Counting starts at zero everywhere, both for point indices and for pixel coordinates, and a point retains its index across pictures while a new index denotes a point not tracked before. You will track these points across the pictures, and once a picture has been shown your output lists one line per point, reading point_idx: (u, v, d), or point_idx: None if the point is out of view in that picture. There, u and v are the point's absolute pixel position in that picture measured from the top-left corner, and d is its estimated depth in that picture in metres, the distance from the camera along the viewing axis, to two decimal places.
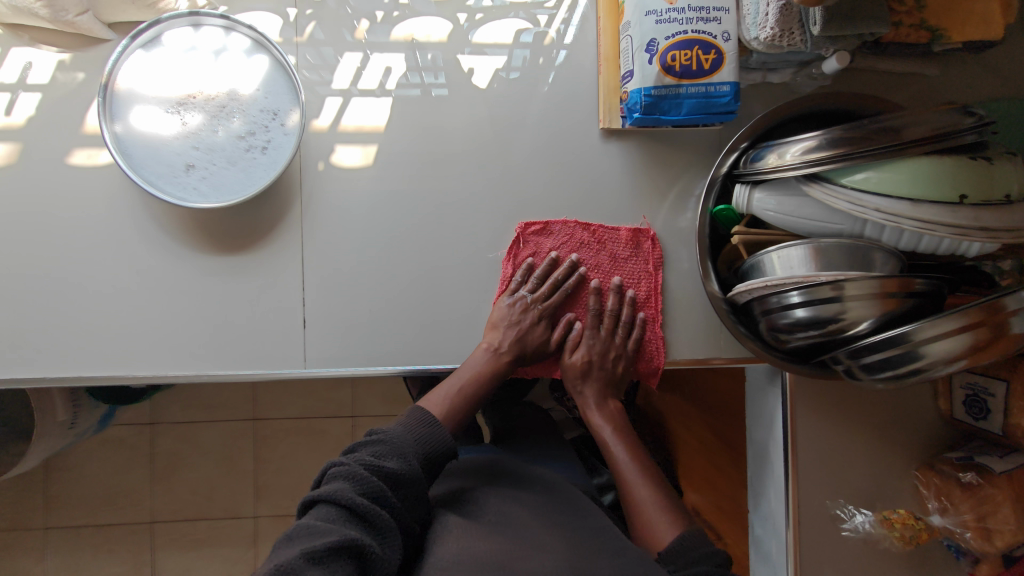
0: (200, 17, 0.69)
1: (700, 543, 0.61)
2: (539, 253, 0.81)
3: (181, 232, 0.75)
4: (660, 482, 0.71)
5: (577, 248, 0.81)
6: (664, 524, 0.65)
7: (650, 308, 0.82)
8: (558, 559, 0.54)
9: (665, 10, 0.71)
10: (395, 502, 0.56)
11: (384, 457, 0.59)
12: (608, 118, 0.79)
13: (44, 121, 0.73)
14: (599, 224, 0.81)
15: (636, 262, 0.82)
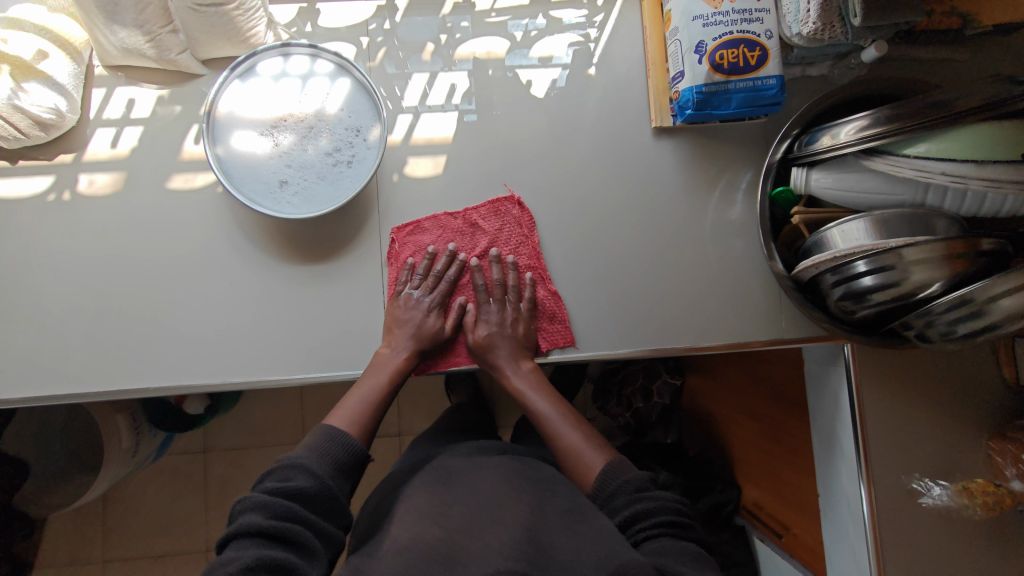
0: (289, 48, 0.76)
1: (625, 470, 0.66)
2: (418, 251, 0.83)
3: (268, 245, 0.81)
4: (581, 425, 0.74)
5: (453, 237, 0.84)
6: (594, 464, 0.68)
7: (536, 267, 0.84)
8: (515, 520, 0.57)
9: (711, 14, 0.76)
10: (313, 517, 0.58)
11: (292, 478, 0.60)
12: (658, 117, 0.84)
13: (146, 151, 0.80)
14: (465, 209, 0.83)
15: (523, 244, 0.84)
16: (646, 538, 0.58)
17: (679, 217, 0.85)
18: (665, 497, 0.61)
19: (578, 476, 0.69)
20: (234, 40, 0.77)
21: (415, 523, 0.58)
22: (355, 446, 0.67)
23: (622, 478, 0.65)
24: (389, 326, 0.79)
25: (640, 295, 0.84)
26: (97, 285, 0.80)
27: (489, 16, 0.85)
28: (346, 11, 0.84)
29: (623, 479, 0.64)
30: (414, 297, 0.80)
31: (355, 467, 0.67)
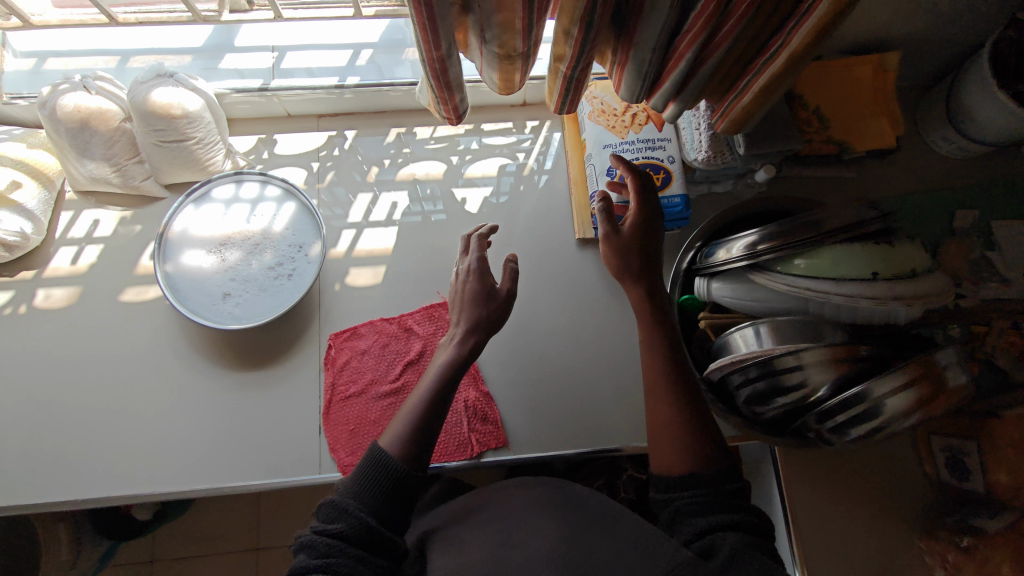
0: (243, 175, 0.85)
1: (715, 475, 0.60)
2: (355, 356, 0.86)
3: (213, 354, 0.85)
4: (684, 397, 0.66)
5: (387, 342, 0.87)
6: (679, 449, 0.63)
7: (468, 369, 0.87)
8: (553, 538, 0.56)
9: (619, 143, 0.87)
10: (355, 554, 0.55)
11: (332, 520, 0.58)
12: (581, 229, 0.92)
13: (105, 267, 0.87)
14: (400, 315, 0.88)
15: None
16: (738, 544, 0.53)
17: (606, 319, 0.91)
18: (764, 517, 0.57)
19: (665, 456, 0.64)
20: (193, 168, 0.85)
21: (455, 553, 0.59)
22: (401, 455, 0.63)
23: (716, 492, 0.58)
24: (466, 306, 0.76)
25: (572, 394, 0.87)
26: (41, 396, 0.82)
27: (429, 143, 0.96)
28: (300, 140, 0.94)
29: (728, 486, 0.59)
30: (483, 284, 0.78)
31: (399, 491, 0.61)
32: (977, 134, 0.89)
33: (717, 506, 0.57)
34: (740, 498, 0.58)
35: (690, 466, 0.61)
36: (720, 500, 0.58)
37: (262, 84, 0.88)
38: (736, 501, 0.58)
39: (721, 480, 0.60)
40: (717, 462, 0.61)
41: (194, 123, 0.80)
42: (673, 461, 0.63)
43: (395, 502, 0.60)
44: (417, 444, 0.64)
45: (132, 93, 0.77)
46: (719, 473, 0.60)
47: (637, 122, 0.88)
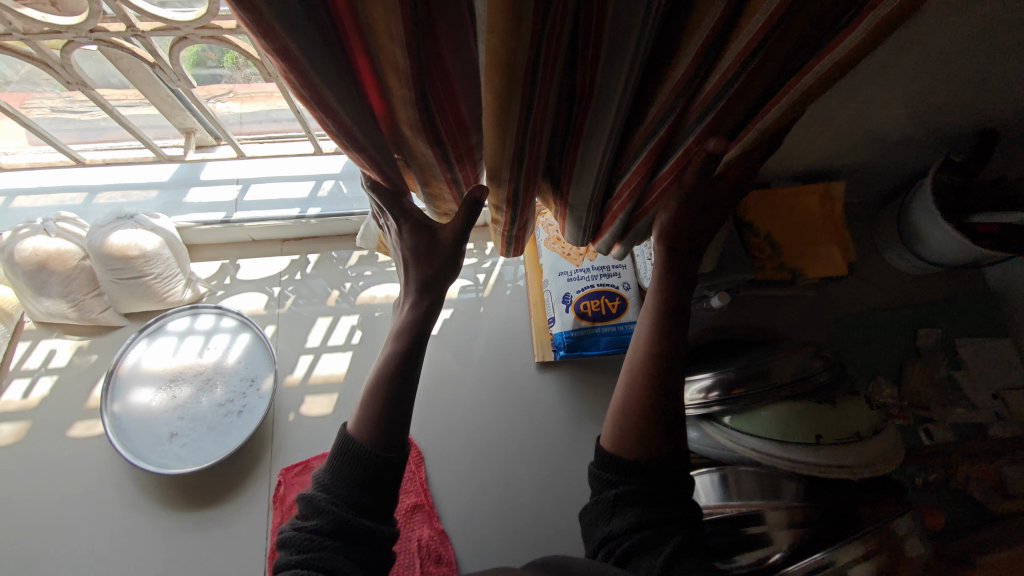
0: (199, 309, 0.87)
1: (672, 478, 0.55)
2: None
3: (157, 491, 0.82)
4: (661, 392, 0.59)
5: None
6: (635, 431, 0.57)
7: (423, 503, 0.82)
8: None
9: (574, 271, 0.88)
10: (333, 553, 0.49)
11: (306, 517, 0.52)
12: (540, 351, 0.92)
13: (56, 400, 0.86)
14: None
15: (410, 481, 0.83)
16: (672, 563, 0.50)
17: (566, 446, 0.88)
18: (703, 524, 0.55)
19: (624, 436, 0.58)
20: (153, 300, 0.86)
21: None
22: (368, 442, 0.54)
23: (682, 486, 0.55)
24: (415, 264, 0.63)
25: (530, 531, 0.82)
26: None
27: (391, 266, 0.97)
28: (264, 264, 0.96)
29: (674, 491, 0.55)
30: (420, 231, 0.59)
31: (377, 478, 0.53)
32: (928, 255, 0.90)
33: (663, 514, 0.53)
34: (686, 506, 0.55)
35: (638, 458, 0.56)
36: (666, 507, 0.54)
37: (225, 215, 0.91)
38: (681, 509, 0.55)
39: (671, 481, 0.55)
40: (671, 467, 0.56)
41: (152, 261, 0.82)
42: (622, 443, 0.58)
43: (376, 492, 0.53)
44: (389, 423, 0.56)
45: (92, 237, 0.79)
46: (668, 477, 0.55)
47: (592, 250, 0.88)
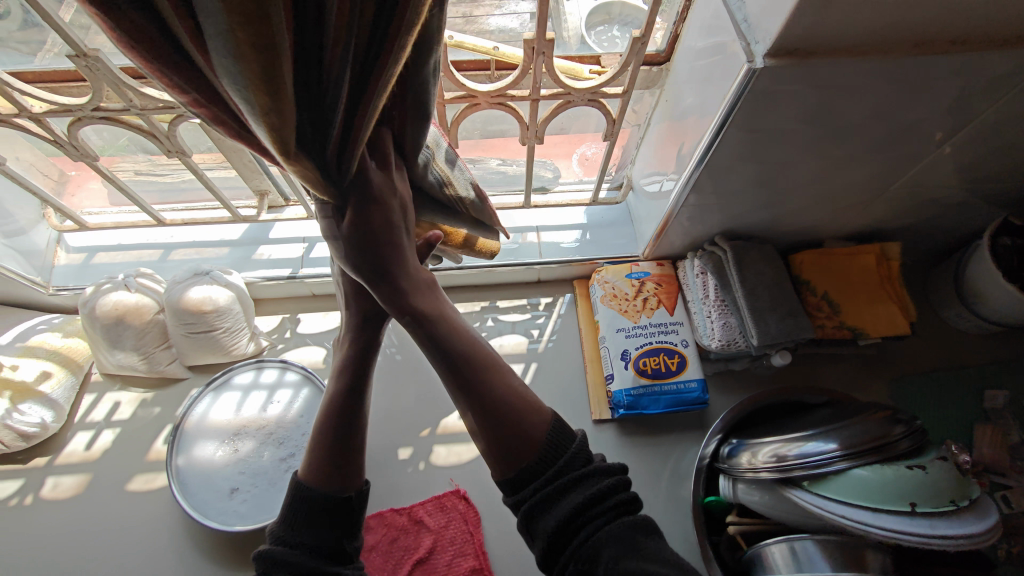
0: (263, 363, 0.88)
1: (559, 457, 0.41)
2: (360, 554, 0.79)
3: (210, 549, 0.79)
4: (487, 394, 0.41)
5: (396, 536, 0.81)
6: (501, 446, 0.41)
7: (483, 569, 0.78)
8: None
9: (632, 328, 0.89)
10: None
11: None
12: (597, 409, 0.91)
13: (117, 453, 0.86)
14: (412, 505, 0.83)
15: (469, 544, 0.80)
16: (614, 536, 0.37)
17: None
18: (614, 467, 0.41)
19: (507, 455, 0.41)
20: (218, 353, 0.88)
21: None
22: (327, 486, 0.47)
23: (576, 454, 0.41)
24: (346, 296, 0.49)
25: None
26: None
27: None
28: (324, 319, 0.98)
29: (562, 457, 0.40)
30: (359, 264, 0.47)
31: (335, 517, 0.46)
32: (989, 313, 0.89)
33: (570, 483, 0.39)
34: (587, 460, 0.41)
35: (516, 464, 0.41)
36: (563, 476, 0.40)
37: (290, 272, 0.94)
38: (582, 469, 0.40)
39: (558, 442, 0.41)
40: (550, 437, 0.41)
41: (223, 315, 0.84)
42: (499, 455, 0.41)
43: (332, 535, 0.46)
44: (342, 469, 0.47)
45: (170, 293, 0.83)
46: (552, 446, 0.41)
47: (649, 306, 0.90)
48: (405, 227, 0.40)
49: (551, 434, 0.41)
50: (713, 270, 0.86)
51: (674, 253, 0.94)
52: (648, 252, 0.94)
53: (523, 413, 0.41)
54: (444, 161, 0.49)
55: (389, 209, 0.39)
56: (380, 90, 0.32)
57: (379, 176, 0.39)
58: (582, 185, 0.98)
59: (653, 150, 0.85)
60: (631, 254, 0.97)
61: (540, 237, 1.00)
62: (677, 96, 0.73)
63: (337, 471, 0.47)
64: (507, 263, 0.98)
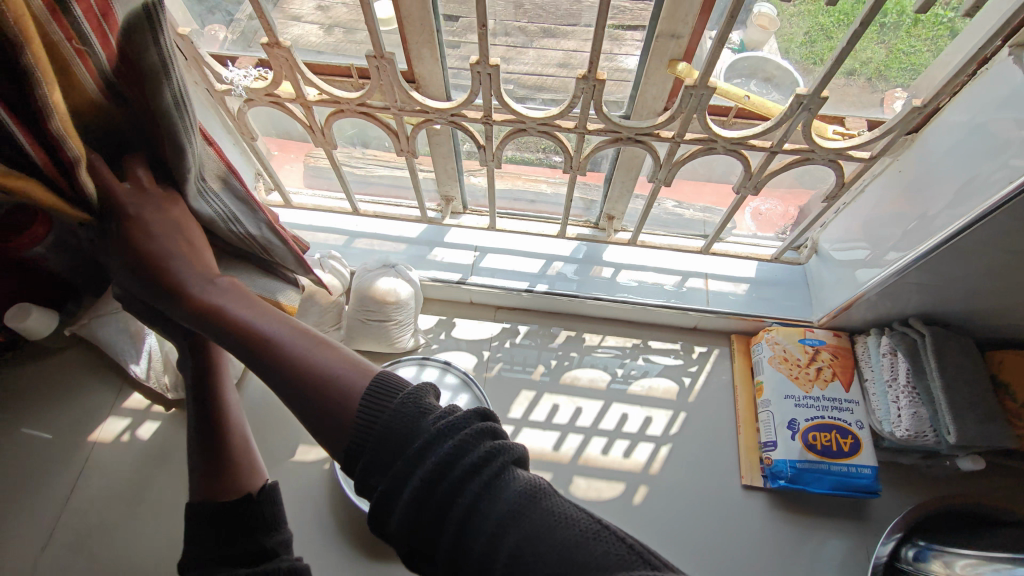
0: (426, 361, 0.91)
1: (375, 401, 0.40)
2: None
3: (355, 533, 0.81)
4: (279, 366, 0.43)
5: None
6: (309, 404, 0.41)
7: None
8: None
9: (802, 396, 0.84)
10: None
11: None
12: (749, 474, 0.87)
13: (280, 421, 0.92)
14: None
15: None
16: (490, 509, 0.35)
17: None
18: (465, 419, 0.37)
19: (319, 409, 0.41)
20: (382, 343, 0.91)
21: None
22: (220, 496, 0.54)
23: (399, 397, 0.39)
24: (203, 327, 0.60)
25: None
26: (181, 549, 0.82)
27: (597, 351, 0.99)
28: (478, 327, 1.01)
29: (385, 412, 0.39)
30: None
31: (233, 522, 0.53)
32: None
33: (409, 465, 0.36)
34: (417, 413, 0.38)
35: (335, 444, 0.40)
36: (392, 451, 0.37)
37: (460, 277, 0.98)
38: (421, 420, 0.38)
39: (376, 396, 0.40)
40: (368, 388, 0.41)
41: (401, 308, 0.89)
42: (318, 419, 0.41)
43: (237, 539, 0.52)
44: (229, 479, 0.56)
45: (362, 278, 0.89)
46: (369, 404, 0.39)
47: (823, 378, 0.85)
48: (184, 238, 0.53)
49: (370, 389, 0.40)
50: (906, 353, 0.81)
51: (855, 327, 0.89)
52: (824, 319, 0.90)
53: (330, 374, 0.42)
54: (234, 207, 0.65)
55: (149, 219, 0.52)
56: (51, 110, 0.44)
57: (133, 195, 0.53)
58: (757, 239, 0.96)
59: (860, 217, 0.82)
60: (803, 318, 0.93)
61: (707, 284, 0.98)
62: (918, 168, 0.70)
63: (221, 484, 0.55)
64: (669, 305, 0.97)
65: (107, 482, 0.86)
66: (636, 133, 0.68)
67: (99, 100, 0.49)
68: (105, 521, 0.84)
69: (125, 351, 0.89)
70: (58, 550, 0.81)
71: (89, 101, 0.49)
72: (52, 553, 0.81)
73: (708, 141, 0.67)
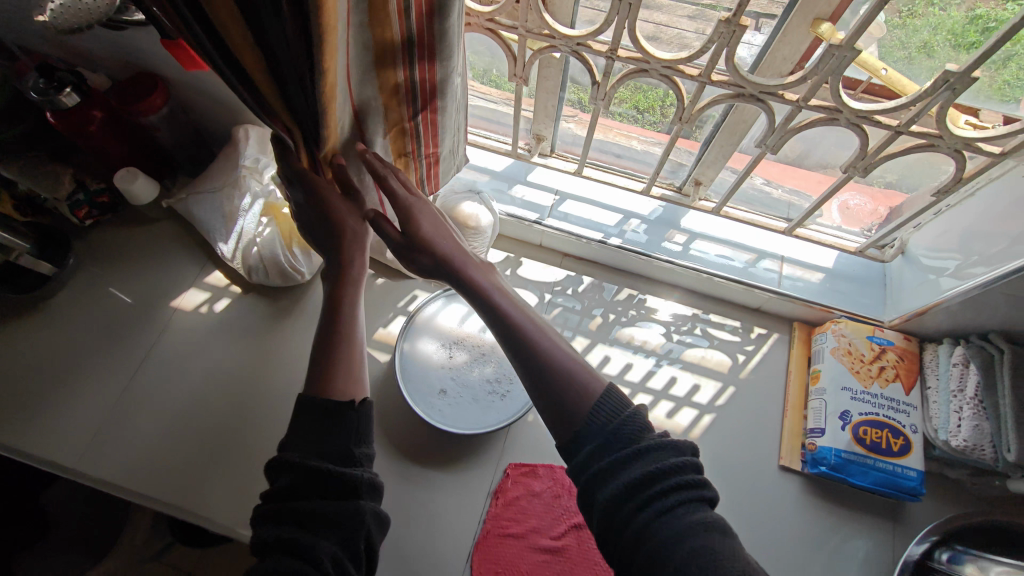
0: None
1: (611, 407, 0.51)
2: (526, 495, 0.83)
3: (401, 433, 0.87)
4: (525, 346, 0.55)
5: (563, 496, 0.84)
6: (545, 388, 0.53)
7: None
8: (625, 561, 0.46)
9: (861, 391, 0.84)
10: (311, 510, 0.50)
11: (275, 474, 0.53)
12: (788, 456, 0.87)
13: None
14: None
15: None
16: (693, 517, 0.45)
17: (787, 560, 0.81)
18: (681, 447, 0.48)
19: (556, 391, 0.53)
20: None
21: None
22: (330, 396, 0.58)
23: (624, 409, 0.50)
24: (346, 249, 0.68)
25: None
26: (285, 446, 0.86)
27: (656, 314, 1.00)
28: (543, 270, 1.03)
29: (611, 418, 0.50)
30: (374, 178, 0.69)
31: (334, 422, 0.56)
32: None
33: (627, 459, 0.47)
34: (641, 426, 0.49)
35: (553, 421, 0.53)
36: (614, 444, 0.49)
37: (536, 217, 1.01)
38: (641, 437, 0.49)
39: (605, 406, 0.51)
40: (599, 397, 0.52)
41: (478, 235, 0.91)
42: (547, 394, 0.53)
43: (332, 440, 0.55)
44: (338, 386, 0.59)
45: (447, 199, 0.92)
46: (600, 405, 0.51)
47: (884, 376, 0.84)
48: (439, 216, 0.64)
49: (602, 395, 0.52)
50: (980, 366, 0.79)
51: (927, 333, 0.88)
52: (896, 321, 0.89)
53: (568, 371, 0.53)
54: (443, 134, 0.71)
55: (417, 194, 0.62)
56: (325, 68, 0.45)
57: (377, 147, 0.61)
58: (840, 232, 0.94)
59: (959, 226, 0.79)
60: (873, 316, 0.92)
61: (781, 267, 0.98)
62: None
63: (336, 388, 0.59)
64: (740, 281, 0.96)
65: (229, 371, 0.91)
66: (760, 91, 0.68)
67: (394, 46, 0.54)
68: (224, 406, 0.88)
69: (216, 231, 0.92)
70: (183, 423, 0.86)
71: (388, 41, 0.53)
72: (167, 417, 0.86)
73: (833, 110, 0.67)
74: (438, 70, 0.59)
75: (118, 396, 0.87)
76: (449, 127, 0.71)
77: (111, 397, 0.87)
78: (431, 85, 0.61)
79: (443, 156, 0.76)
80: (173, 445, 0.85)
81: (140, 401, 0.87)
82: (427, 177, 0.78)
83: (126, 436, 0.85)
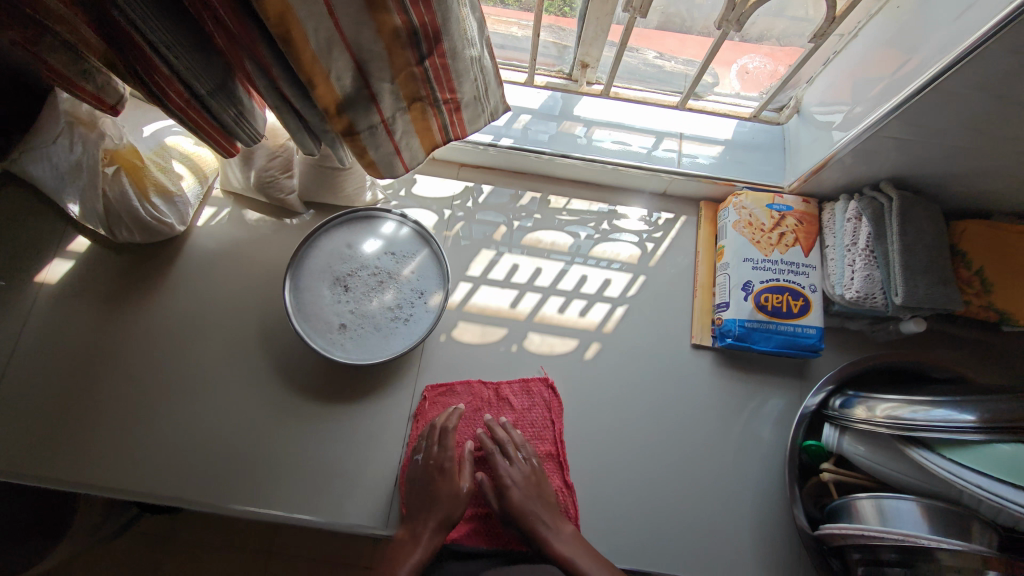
0: (379, 214, 0.90)
1: None
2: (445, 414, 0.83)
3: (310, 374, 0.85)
4: None
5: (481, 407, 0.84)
6: None
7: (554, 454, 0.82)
8: None
9: (762, 260, 0.83)
10: None
11: None
12: (699, 334, 0.89)
13: (234, 262, 0.91)
14: (502, 383, 0.85)
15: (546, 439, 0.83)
16: None
17: (703, 430, 0.84)
18: None
19: None
20: (331, 194, 0.90)
21: None
22: None
23: None
24: None
25: (660, 518, 0.79)
26: (234, 417, 0.82)
27: (562, 214, 0.97)
28: (440, 185, 0.97)
29: None
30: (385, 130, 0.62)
31: None
32: None
33: None
34: None
35: None
36: None
37: None
38: None
39: None
40: None
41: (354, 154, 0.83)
42: None
43: None
44: None
45: None
46: None
47: (784, 242, 0.84)
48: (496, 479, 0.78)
49: None
50: (871, 216, 0.78)
51: (823, 192, 0.87)
52: (795, 185, 0.88)
53: None
54: (466, 74, 0.60)
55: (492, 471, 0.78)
56: None
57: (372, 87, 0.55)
58: (738, 99, 0.89)
59: (847, 72, 0.76)
60: (774, 183, 0.90)
61: (681, 145, 0.94)
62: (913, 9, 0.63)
63: None
64: (641, 166, 0.92)
65: (128, 344, 0.85)
66: None
67: None
68: (128, 381, 0.83)
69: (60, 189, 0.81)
70: (85, 403, 0.81)
71: None
72: (55, 399, 0.81)
73: None
74: (437, 10, 0.48)
75: (43, 395, 0.81)
76: (467, 68, 0.59)
77: (10, 395, 0.81)
78: (433, 27, 0.50)
79: (467, 103, 0.64)
80: (124, 437, 0.80)
81: (57, 397, 0.81)
82: (451, 128, 0.68)
83: (23, 425, 0.80)
